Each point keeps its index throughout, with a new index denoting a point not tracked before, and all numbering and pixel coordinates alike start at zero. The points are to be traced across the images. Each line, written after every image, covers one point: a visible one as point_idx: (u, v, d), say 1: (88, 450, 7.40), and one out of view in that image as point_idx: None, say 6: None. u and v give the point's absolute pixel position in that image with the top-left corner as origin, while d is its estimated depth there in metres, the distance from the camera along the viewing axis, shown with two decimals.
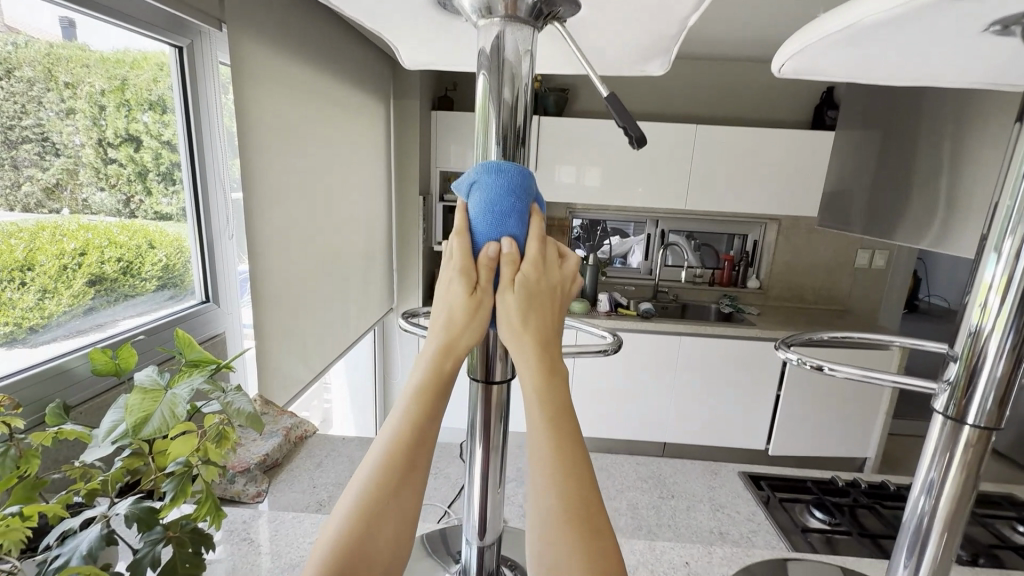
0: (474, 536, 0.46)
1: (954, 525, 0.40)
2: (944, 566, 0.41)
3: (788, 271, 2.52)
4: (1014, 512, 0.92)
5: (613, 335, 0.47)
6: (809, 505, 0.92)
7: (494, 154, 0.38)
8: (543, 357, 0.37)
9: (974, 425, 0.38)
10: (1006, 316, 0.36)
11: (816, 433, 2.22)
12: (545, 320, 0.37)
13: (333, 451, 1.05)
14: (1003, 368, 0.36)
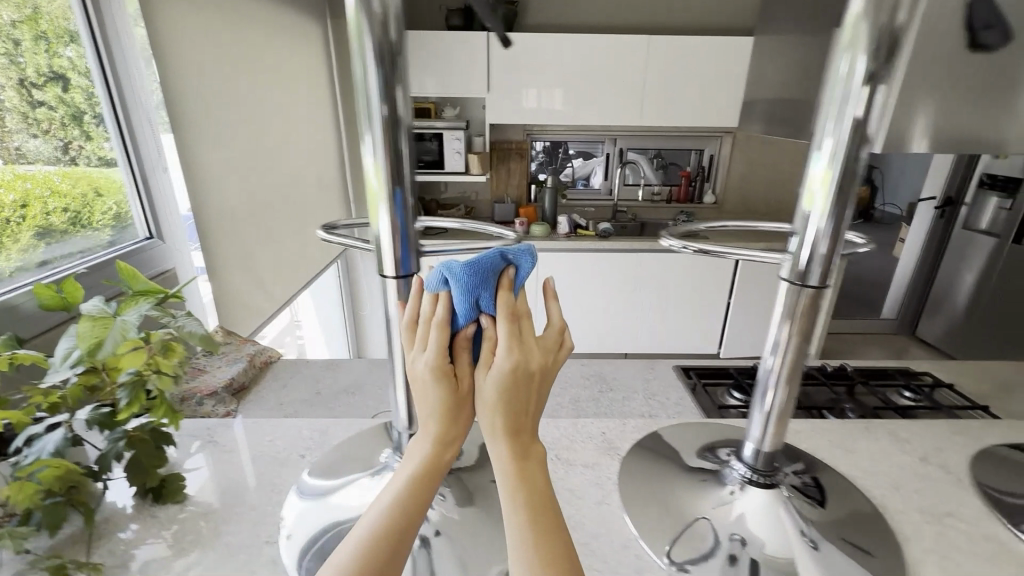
0: (403, 425, 0.53)
1: (795, 376, 0.49)
2: (785, 411, 0.51)
3: (742, 184, 2.58)
4: (902, 381, 1.07)
5: (515, 231, 0.53)
6: (729, 388, 1.03)
7: (372, 71, 0.39)
8: (518, 447, 0.37)
9: (811, 286, 0.45)
10: (829, 198, 0.42)
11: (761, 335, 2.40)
12: (525, 402, 0.37)
13: (297, 373, 1.12)
14: (827, 246, 0.43)
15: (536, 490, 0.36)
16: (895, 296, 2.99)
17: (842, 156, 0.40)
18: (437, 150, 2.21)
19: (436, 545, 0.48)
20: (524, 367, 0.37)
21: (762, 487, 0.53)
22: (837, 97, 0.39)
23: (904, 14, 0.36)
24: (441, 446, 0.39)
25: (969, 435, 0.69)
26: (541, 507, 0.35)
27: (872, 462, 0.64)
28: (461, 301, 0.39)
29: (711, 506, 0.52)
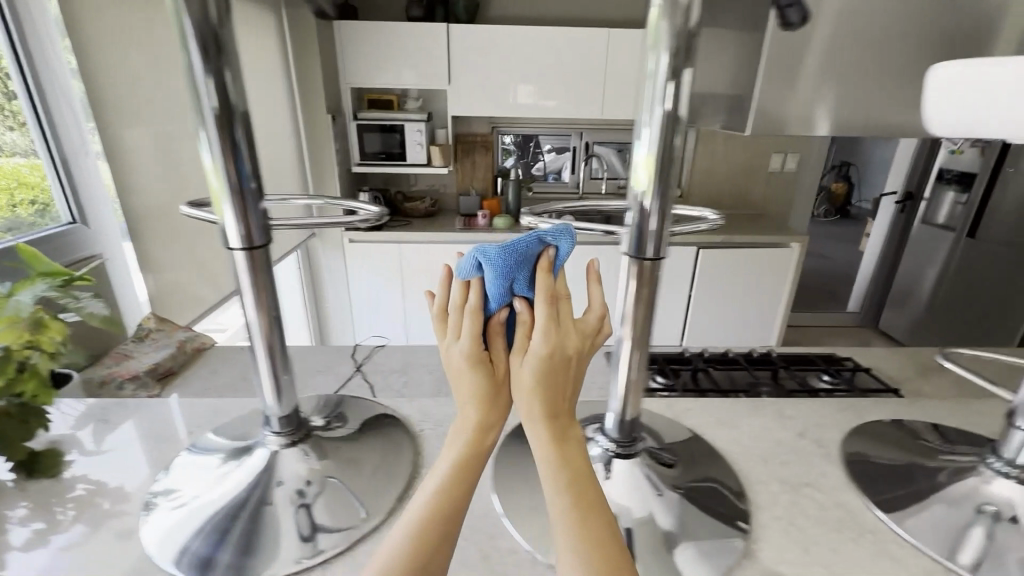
0: (272, 406, 0.54)
1: (644, 342, 0.50)
2: (638, 381, 0.52)
3: (707, 178, 2.60)
4: (823, 366, 1.09)
5: (380, 210, 0.56)
6: (653, 373, 1.05)
7: (193, 46, 0.39)
8: (554, 425, 0.41)
9: (649, 257, 0.46)
10: (652, 176, 0.43)
11: (723, 327, 2.43)
12: (558, 384, 0.42)
13: (230, 359, 1.12)
14: (656, 221, 0.45)
15: (572, 464, 0.41)
16: (859, 289, 3.04)
17: (659, 138, 0.42)
18: (398, 141, 2.21)
19: (310, 492, 0.53)
20: (555, 352, 0.41)
21: (623, 458, 0.55)
22: (651, 84, 0.41)
23: (695, 14, 0.39)
24: (481, 428, 0.43)
25: (851, 411, 0.71)
26: (577, 479, 0.40)
27: (750, 438, 0.66)
28: (495, 288, 0.42)
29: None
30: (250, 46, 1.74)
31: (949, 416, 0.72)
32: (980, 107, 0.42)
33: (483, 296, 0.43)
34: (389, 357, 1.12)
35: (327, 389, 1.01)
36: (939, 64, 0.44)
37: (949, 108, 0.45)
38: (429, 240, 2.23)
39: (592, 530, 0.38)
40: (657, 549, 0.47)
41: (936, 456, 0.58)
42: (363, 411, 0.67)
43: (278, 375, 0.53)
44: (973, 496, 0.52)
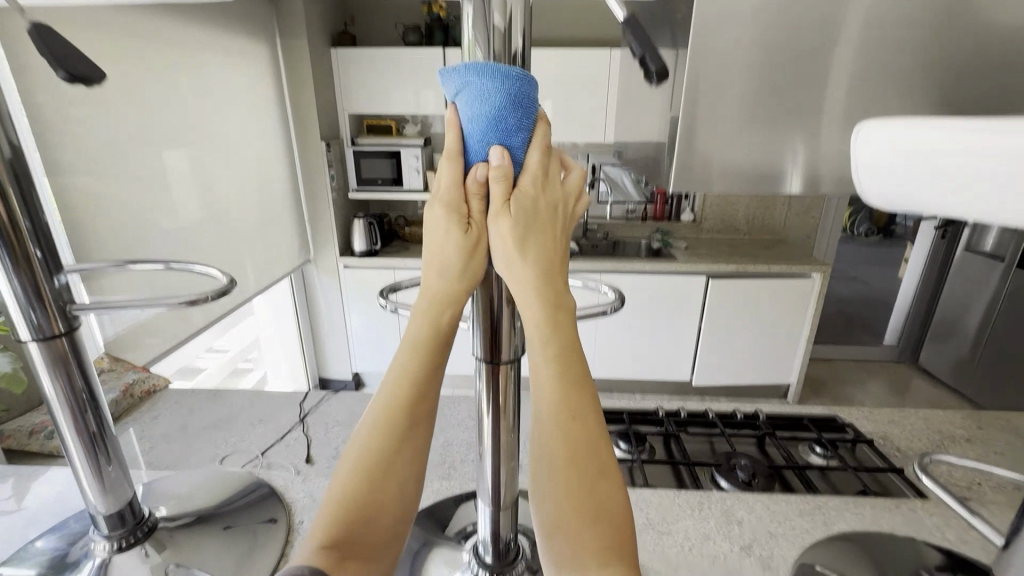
0: (100, 514, 0.48)
1: (505, 445, 0.42)
2: (508, 495, 0.44)
3: (721, 201, 2.45)
4: (815, 433, 0.95)
5: (228, 275, 0.49)
6: (616, 438, 0.93)
7: None
8: (541, 295, 0.33)
9: (482, 348, 0.39)
10: None
11: (736, 363, 2.25)
12: (544, 249, 0.34)
13: (176, 404, 1.08)
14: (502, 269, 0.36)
15: (558, 340, 0.34)
16: (896, 321, 2.78)
17: None
18: (393, 167, 2.18)
19: None
20: (539, 207, 0.34)
21: None
22: None
23: (519, 45, 0.32)
24: (449, 297, 0.36)
25: (816, 515, 0.59)
26: (565, 360, 0.34)
27: (679, 550, 0.54)
28: (479, 130, 0.32)
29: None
30: (239, 77, 1.75)
31: (941, 526, 0.58)
32: (961, 186, 0.29)
33: (464, 142, 0.33)
34: (336, 407, 1.05)
35: (262, 443, 0.95)
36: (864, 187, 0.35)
37: (912, 191, 0.31)
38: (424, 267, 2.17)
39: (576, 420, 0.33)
40: None
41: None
42: (225, 488, 0.61)
43: (101, 467, 0.46)
44: None
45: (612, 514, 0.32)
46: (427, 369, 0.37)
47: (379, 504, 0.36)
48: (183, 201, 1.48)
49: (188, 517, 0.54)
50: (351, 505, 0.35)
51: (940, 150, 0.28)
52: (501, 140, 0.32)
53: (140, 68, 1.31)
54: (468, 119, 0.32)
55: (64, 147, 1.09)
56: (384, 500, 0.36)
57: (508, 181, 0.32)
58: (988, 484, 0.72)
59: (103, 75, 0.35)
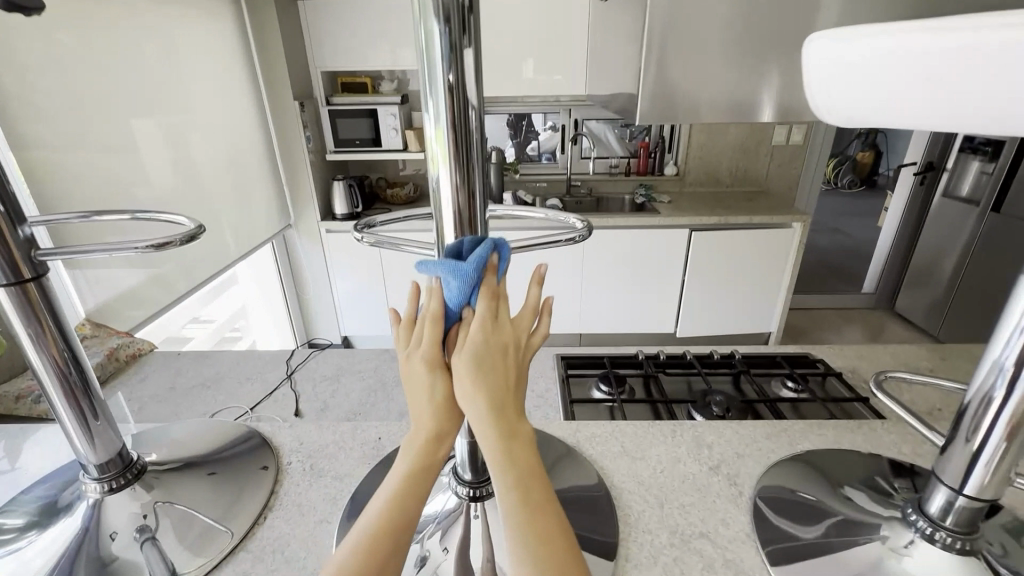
0: (89, 462, 0.49)
1: None
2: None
3: (704, 153, 2.44)
4: (787, 369, 0.99)
5: (195, 222, 0.48)
6: (597, 381, 0.96)
7: None
8: (505, 433, 0.35)
9: None
10: (449, 163, 0.35)
11: (719, 313, 2.29)
12: (505, 389, 0.35)
13: (162, 366, 1.09)
14: (462, 204, 0.37)
15: (525, 473, 0.35)
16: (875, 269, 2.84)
17: (449, 124, 0.34)
18: (370, 127, 2.12)
19: (156, 529, 0.48)
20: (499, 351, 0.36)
21: (478, 502, 0.49)
22: (426, 63, 0.33)
23: None
24: (424, 448, 0.37)
25: (781, 437, 0.62)
26: (530, 494, 0.35)
27: (652, 472, 0.57)
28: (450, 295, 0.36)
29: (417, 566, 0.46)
30: (202, 33, 1.67)
31: (897, 442, 0.62)
32: (910, 95, 0.29)
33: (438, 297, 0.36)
34: (322, 364, 1.07)
35: (250, 399, 0.97)
36: (819, 101, 0.36)
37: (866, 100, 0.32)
38: (406, 228, 2.15)
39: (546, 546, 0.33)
40: None
41: (856, 498, 0.50)
42: (214, 435, 0.62)
43: (89, 422, 0.47)
44: (874, 564, 0.43)
45: None
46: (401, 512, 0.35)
47: None
48: (156, 167, 1.44)
49: (176, 461, 0.56)
50: None
51: (881, 56, 0.29)
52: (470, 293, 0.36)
53: (97, 24, 1.24)
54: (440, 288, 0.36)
55: (23, 111, 1.04)
56: None
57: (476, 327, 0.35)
58: (944, 407, 0.76)
59: (40, 3, 0.33)
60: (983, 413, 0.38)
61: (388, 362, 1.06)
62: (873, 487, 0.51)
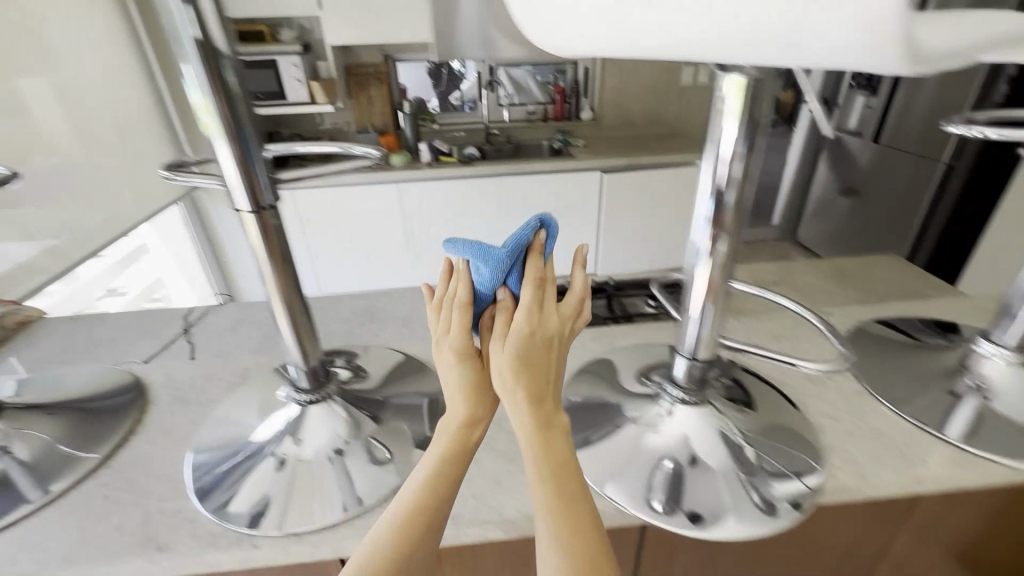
0: None
1: (287, 290, 0.51)
2: (300, 326, 0.52)
3: (618, 96, 2.49)
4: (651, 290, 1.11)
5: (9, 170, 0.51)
6: None
7: None
8: (537, 410, 0.42)
9: (247, 212, 0.46)
10: (211, 106, 0.41)
11: (636, 251, 2.43)
12: (537, 368, 0.43)
13: (55, 330, 1.09)
14: (234, 144, 0.43)
15: (556, 457, 0.40)
16: (781, 202, 3.06)
17: (204, 71, 0.40)
18: (274, 78, 2.02)
19: (17, 455, 0.53)
20: (536, 332, 0.44)
21: (315, 403, 0.56)
22: (167, 16, 0.38)
23: None
24: (467, 423, 0.44)
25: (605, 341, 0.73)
26: (559, 471, 0.40)
27: None
28: (485, 279, 0.46)
29: (274, 467, 0.52)
30: None
31: None
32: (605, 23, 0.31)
33: (472, 289, 0.47)
34: (220, 315, 1.10)
35: (145, 353, 1.00)
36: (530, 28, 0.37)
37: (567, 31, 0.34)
38: (322, 183, 2.13)
39: (572, 507, 0.38)
40: (310, 484, 0.50)
41: (637, 387, 0.59)
42: (81, 378, 0.66)
43: None
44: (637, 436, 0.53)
45: None
46: (441, 484, 0.41)
47: None
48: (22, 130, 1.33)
49: (38, 399, 0.60)
50: None
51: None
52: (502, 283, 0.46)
53: None
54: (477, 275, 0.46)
55: None
56: None
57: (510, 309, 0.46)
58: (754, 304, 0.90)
59: None
60: (689, 288, 0.48)
61: None
62: (643, 368, 0.62)
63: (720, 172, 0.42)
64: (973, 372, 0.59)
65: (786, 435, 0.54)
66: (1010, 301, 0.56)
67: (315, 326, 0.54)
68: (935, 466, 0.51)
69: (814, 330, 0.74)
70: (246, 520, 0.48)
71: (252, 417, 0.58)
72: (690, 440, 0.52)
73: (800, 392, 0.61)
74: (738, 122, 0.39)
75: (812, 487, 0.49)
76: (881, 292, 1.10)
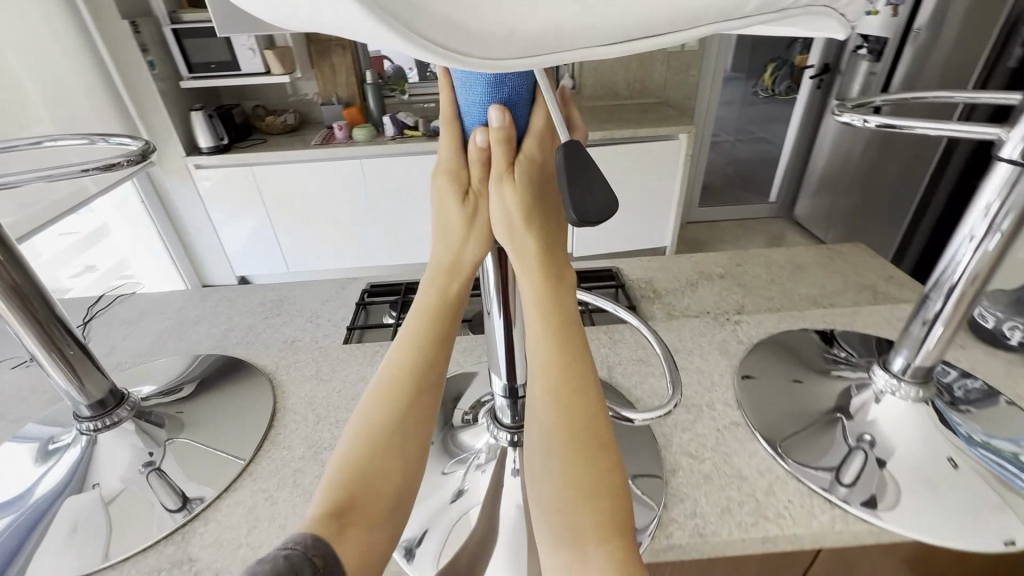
0: None
1: (25, 307, 0.44)
2: (62, 349, 0.46)
3: (599, 63, 2.33)
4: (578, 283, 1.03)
5: None
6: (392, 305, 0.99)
7: None
8: (537, 258, 0.38)
9: None
10: None
11: (616, 229, 2.32)
12: (538, 211, 0.37)
13: None
14: None
15: (555, 312, 0.38)
16: (779, 177, 2.89)
17: None
18: (225, 48, 1.93)
19: None
20: (536, 168, 0.36)
21: (101, 431, 0.50)
22: None
23: None
24: (458, 268, 0.42)
25: (474, 355, 0.67)
26: (558, 329, 0.37)
27: (329, 392, 0.60)
28: (475, 102, 0.32)
29: (74, 507, 0.46)
30: None
31: None
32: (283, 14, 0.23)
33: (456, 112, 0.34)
34: (124, 309, 1.05)
35: None
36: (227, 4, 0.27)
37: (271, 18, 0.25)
38: (281, 159, 2.05)
39: (567, 369, 0.37)
40: (112, 520, 0.45)
41: (463, 431, 0.53)
42: None
43: None
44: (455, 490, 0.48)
45: (601, 476, 0.34)
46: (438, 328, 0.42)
47: (377, 474, 0.37)
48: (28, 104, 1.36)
49: None
50: (350, 472, 0.36)
51: None
52: (498, 96, 0.32)
53: None
54: (462, 94, 0.33)
55: None
56: (380, 473, 0.37)
57: (508, 140, 0.34)
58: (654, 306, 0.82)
59: None
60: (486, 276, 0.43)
61: (193, 304, 1.05)
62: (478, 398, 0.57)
63: None
64: (855, 416, 0.50)
65: (625, 465, 0.48)
66: (922, 307, 0.46)
67: (81, 343, 0.48)
68: (789, 519, 0.44)
69: (697, 336, 0.66)
70: (63, 567, 0.42)
71: (29, 462, 0.50)
72: (501, 504, 0.46)
73: (666, 422, 0.53)
74: None
75: (660, 504, 0.45)
76: (833, 287, 0.99)
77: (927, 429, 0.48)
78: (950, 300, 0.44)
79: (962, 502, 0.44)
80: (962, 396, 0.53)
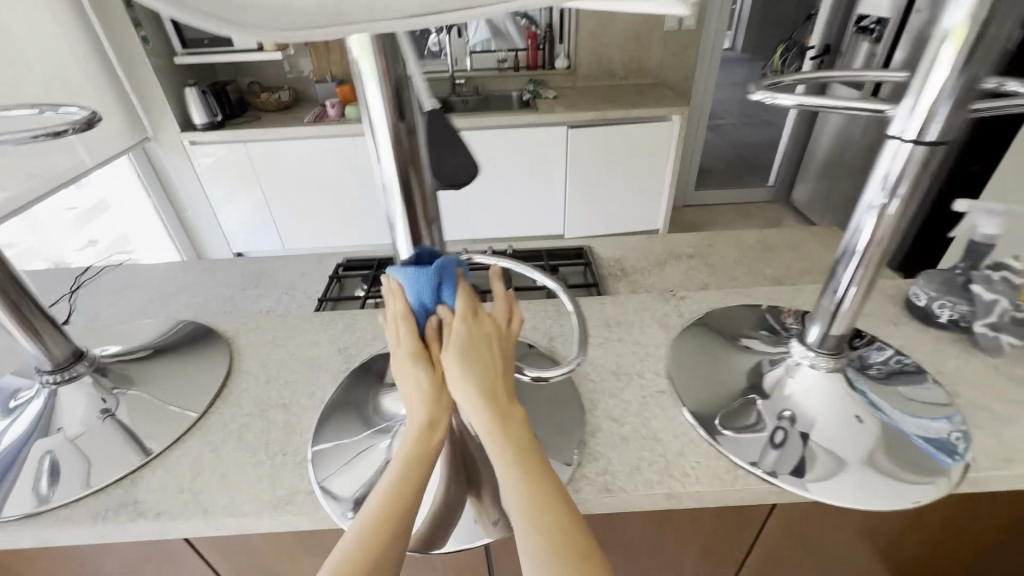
0: None
1: None
2: (26, 314, 0.49)
3: (594, 43, 2.31)
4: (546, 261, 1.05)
5: None
6: (364, 279, 1.02)
7: None
8: (497, 417, 0.37)
9: None
10: None
11: (607, 211, 2.33)
12: (491, 376, 0.38)
13: None
14: None
15: (523, 457, 0.37)
16: (778, 161, 2.86)
17: None
18: None
19: None
20: (482, 337, 0.39)
21: (61, 383, 0.53)
22: None
23: None
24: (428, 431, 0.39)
25: None
26: (529, 473, 0.36)
27: (283, 356, 0.63)
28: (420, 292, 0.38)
29: (35, 452, 0.49)
30: None
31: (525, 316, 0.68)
32: None
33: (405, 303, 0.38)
34: (110, 280, 1.09)
35: None
36: None
37: None
38: (274, 137, 2.06)
39: (548, 516, 0.34)
40: (70, 462, 0.49)
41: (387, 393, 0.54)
42: None
43: None
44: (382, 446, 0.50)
45: None
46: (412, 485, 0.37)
47: None
48: (20, 79, 1.39)
49: None
50: None
51: None
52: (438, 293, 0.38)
53: None
54: (408, 286, 0.38)
55: None
56: None
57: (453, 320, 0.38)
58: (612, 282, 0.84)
59: None
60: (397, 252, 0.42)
61: (175, 276, 1.08)
62: None
63: (381, 144, 0.35)
64: (771, 393, 0.52)
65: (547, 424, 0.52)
66: (832, 278, 0.47)
67: (43, 308, 0.51)
68: (694, 479, 0.47)
69: (641, 311, 0.68)
70: (29, 503, 0.46)
71: None
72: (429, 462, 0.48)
73: (595, 389, 0.56)
74: (371, 70, 0.31)
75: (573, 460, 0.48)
76: (799, 269, 1.00)
77: (837, 400, 0.50)
78: (853, 266, 0.45)
79: (865, 470, 0.46)
80: (876, 365, 0.55)
